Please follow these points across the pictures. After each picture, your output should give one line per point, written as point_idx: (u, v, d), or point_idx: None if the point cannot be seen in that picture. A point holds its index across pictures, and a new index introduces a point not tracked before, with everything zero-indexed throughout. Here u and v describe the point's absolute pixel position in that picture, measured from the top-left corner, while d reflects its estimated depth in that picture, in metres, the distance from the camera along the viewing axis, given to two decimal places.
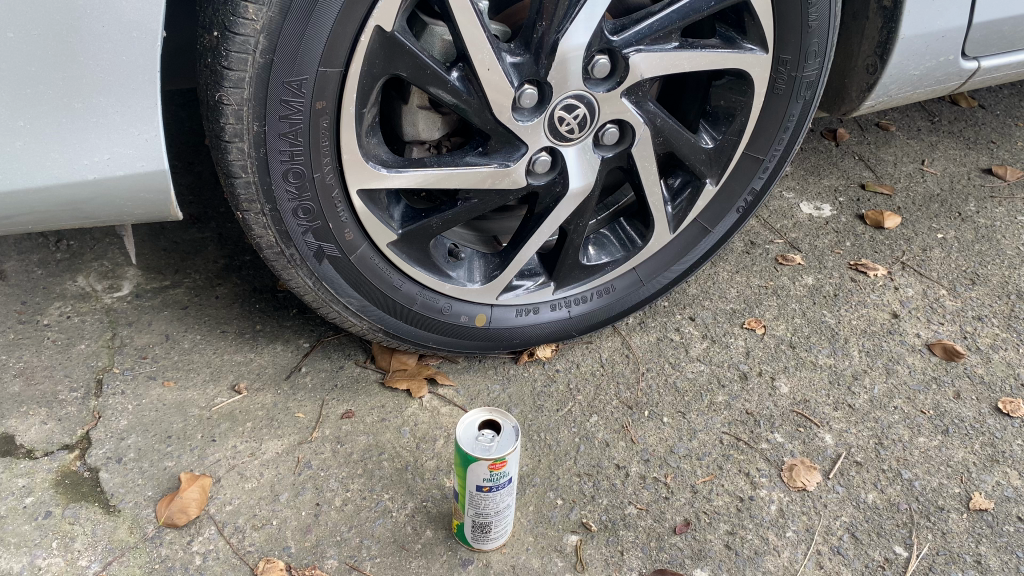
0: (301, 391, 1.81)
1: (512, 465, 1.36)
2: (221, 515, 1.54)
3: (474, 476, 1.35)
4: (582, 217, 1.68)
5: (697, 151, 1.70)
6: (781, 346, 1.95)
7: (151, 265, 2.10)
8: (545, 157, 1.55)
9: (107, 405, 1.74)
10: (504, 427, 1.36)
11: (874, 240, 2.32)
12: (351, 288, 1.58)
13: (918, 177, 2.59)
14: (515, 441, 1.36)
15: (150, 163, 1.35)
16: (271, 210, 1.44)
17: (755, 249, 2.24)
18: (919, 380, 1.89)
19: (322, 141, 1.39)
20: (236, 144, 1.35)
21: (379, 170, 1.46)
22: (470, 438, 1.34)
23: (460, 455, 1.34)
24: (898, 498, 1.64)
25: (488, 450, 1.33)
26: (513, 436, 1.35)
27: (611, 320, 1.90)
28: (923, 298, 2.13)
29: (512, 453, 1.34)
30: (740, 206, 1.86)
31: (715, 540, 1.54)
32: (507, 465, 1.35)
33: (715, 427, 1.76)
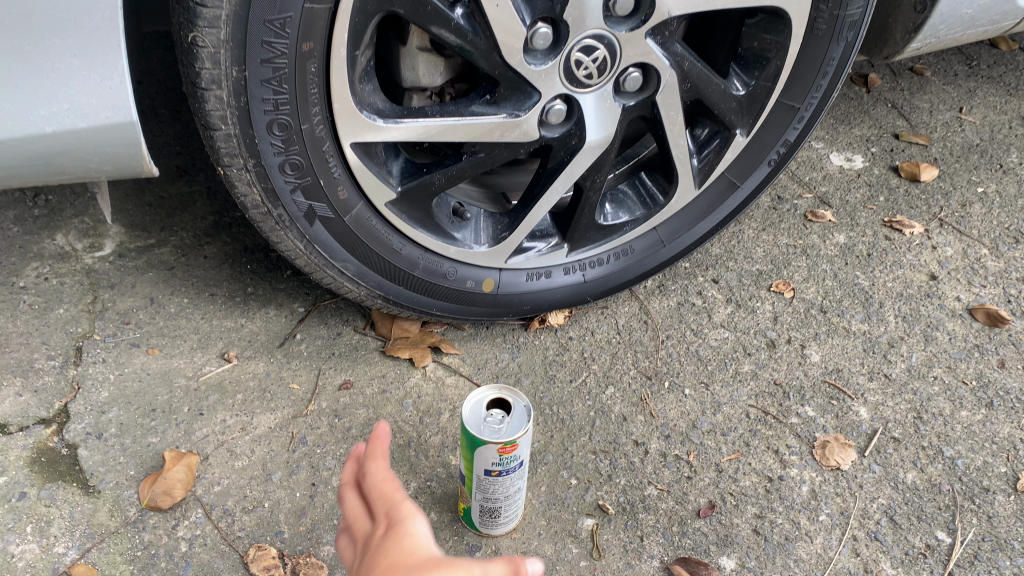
0: (295, 360, 1.68)
1: (522, 448, 1.24)
2: (209, 497, 1.43)
3: (482, 459, 1.22)
4: (599, 173, 1.53)
5: (727, 99, 1.54)
6: (812, 311, 1.82)
7: (135, 222, 1.94)
8: (559, 106, 1.39)
9: (87, 375, 1.62)
10: (514, 406, 1.24)
11: (909, 195, 2.16)
12: (346, 251, 1.45)
13: (956, 126, 2.41)
14: (526, 421, 1.24)
15: (116, 113, 1.19)
16: (255, 165, 1.29)
17: (782, 204, 2.09)
18: (960, 348, 1.76)
19: (310, 89, 1.24)
20: (213, 92, 1.20)
21: (375, 120, 1.31)
22: (478, 417, 1.22)
23: (466, 435, 1.22)
24: (939, 478, 1.51)
25: (496, 432, 1.20)
26: (524, 415, 1.23)
27: (629, 284, 1.76)
28: (963, 258, 1.98)
29: (523, 435, 1.21)
30: (772, 159, 1.70)
31: (742, 524, 1.43)
32: (518, 447, 1.22)
33: (741, 400, 1.63)
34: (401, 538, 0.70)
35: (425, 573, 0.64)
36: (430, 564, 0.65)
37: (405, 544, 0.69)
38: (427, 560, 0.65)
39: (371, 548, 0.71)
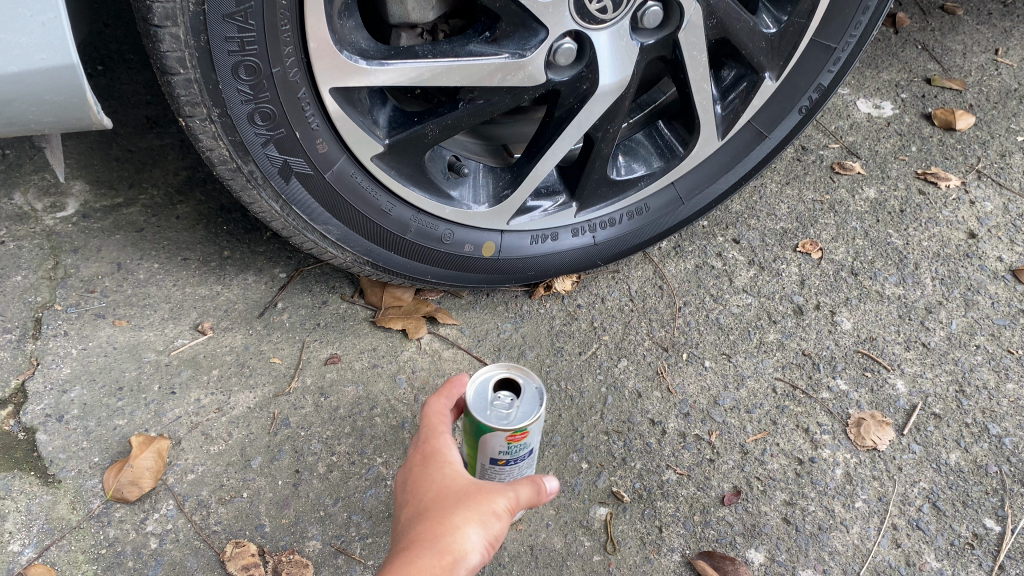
0: (276, 331, 1.53)
1: (533, 434, 1.07)
2: (181, 487, 1.29)
3: (488, 447, 1.05)
4: (612, 122, 1.36)
5: (757, 38, 1.36)
6: (842, 274, 1.67)
7: (100, 179, 1.77)
8: (569, 45, 1.22)
9: (47, 350, 1.46)
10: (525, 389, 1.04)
11: (943, 145, 2.00)
12: (328, 212, 1.29)
13: (992, 69, 2.23)
14: (537, 405, 1.05)
15: (52, 55, 1.01)
16: (220, 115, 1.12)
17: (807, 156, 1.94)
18: (1004, 314, 1.61)
19: (281, 26, 1.06)
20: (168, 29, 1.02)
21: (357, 62, 1.13)
22: (483, 400, 1.03)
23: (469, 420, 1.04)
24: (986, 459, 1.38)
25: (505, 420, 1.02)
26: (538, 398, 1.04)
27: (643, 245, 1.61)
28: (1004, 214, 1.82)
29: (535, 423, 1.03)
30: (802, 106, 1.54)
31: (771, 513, 1.29)
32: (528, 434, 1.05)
33: (766, 373, 1.49)
34: (444, 467, 0.95)
35: (476, 494, 0.90)
36: (472, 491, 0.91)
37: (450, 471, 0.95)
38: (470, 487, 0.91)
39: (416, 471, 0.97)
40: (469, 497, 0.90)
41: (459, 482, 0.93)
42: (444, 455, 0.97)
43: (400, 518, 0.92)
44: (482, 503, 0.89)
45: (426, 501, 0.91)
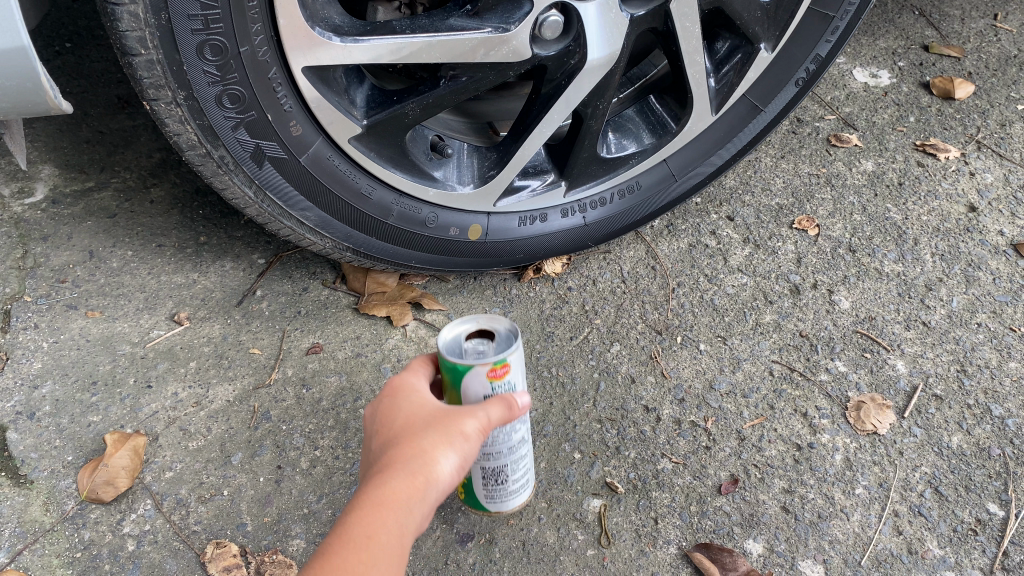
0: (255, 320, 1.48)
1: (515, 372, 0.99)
2: (159, 486, 1.24)
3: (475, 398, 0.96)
4: (602, 98, 1.30)
5: (752, 7, 1.30)
6: (839, 251, 1.63)
7: (70, 162, 1.70)
8: (556, 17, 1.15)
9: (17, 344, 1.41)
10: (496, 327, 0.98)
11: (942, 114, 1.94)
12: (305, 198, 1.23)
13: (990, 35, 2.17)
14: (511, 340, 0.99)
15: (1, 37, 0.94)
16: (186, 99, 1.06)
17: (802, 128, 1.89)
18: (1005, 290, 1.57)
19: (247, 1, 1.00)
20: (125, 7, 0.95)
21: (331, 40, 1.07)
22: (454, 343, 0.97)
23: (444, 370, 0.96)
24: (989, 441, 1.34)
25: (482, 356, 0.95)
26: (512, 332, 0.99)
27: (636, 225, 1.55)
28: (1005, 186, 1.77)
29: (514, 353, 0.97)
30: (799, 78, 1.48)
31: (769, 501, 1.25)
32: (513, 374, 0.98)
33: (763, 355, 1.45)
34: (410, 396, 0.92)
35: (445, 418, 0.87)
36: (440, 416, 0.88)
37: (418, 399, 0.92)
38: (439, 412, 0.88)
39: (383, 402, 0.94)
40: (438, 420, 0.87)
41: (426, 409, 0.90)
42: (410, 386, 0.94)
43: (370, 447, 0.89)
44: (452, 426, 0.86)
45: (394, 426, 0.88)
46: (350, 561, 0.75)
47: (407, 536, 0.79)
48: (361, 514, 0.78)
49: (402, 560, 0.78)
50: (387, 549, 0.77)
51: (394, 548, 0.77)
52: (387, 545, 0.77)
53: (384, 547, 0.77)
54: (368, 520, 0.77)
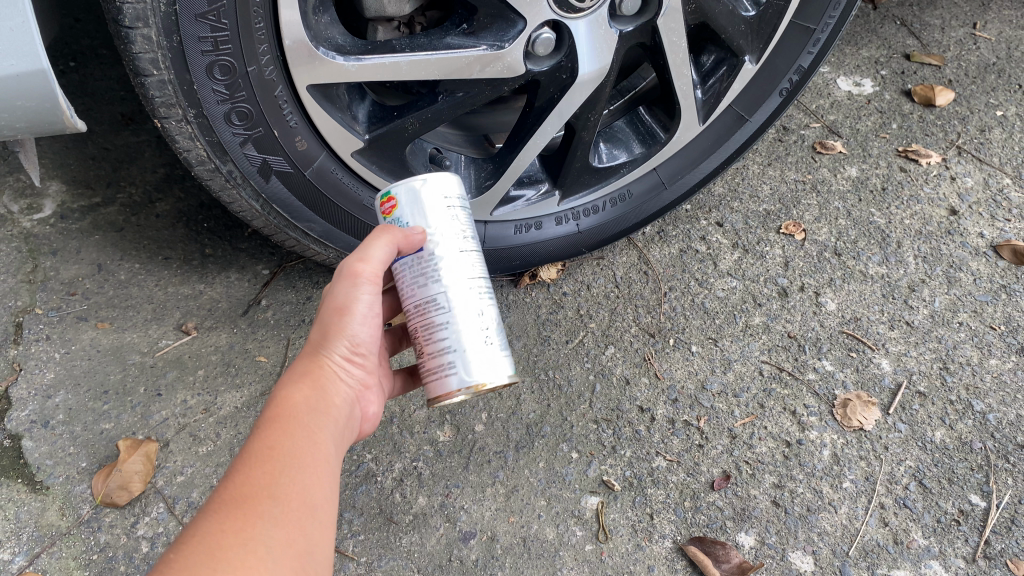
0: (261, 329, 1.53)
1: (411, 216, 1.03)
2: (171, 489, 1.28)
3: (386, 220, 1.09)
4: (593, 110, 1.36)
5: (736, 22, 1.36)
6: (825, 254, 1.68)
7: (77, 178, 1.74)
8: (548, 35, 1.21)
9: (29, 355, 1.45)
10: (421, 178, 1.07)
11: (924, 121, 2.00)
12: (309, 210, 1.29)
13: (970, 44, 2.24)
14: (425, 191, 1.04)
15: (22, 60, 0.99)
16: (197, 116, 1.10)
17: (788, 136, 1.94)
18: (986, 290, 1.62)
19: (255, 23, 1.05)
20: (139, 31, 1.00)
21: (334, 59, 1.12)
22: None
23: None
24: (970, 436, 1.39)
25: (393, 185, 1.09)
26: (427, 186, 1.04)
27: (627, 232, 1.60)
28: (985, 190, 1.83)
29: (399, 190, 1.04)
30: (783, 88, 1.54)
31: (760, 496, 1.30)
32: (408, 212, 1.04)
33: (753, 356, 1.50)
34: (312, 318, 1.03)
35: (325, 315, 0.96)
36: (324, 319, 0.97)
37: None
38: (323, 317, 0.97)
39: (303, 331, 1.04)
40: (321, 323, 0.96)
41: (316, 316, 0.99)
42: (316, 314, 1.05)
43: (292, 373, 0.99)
44: (330, 309, 0.95)
45: None
46: (255, 476, 0.77)
47: (312, 433, 0.84)
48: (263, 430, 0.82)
49: (317, 455, 0.83)
50: (294, 451, 0.81)
51: (303, 444, 0.82)
52: (291, 450, 0.81)
53: (288, 450, 0.81)
54: (268, 434, 0.82)
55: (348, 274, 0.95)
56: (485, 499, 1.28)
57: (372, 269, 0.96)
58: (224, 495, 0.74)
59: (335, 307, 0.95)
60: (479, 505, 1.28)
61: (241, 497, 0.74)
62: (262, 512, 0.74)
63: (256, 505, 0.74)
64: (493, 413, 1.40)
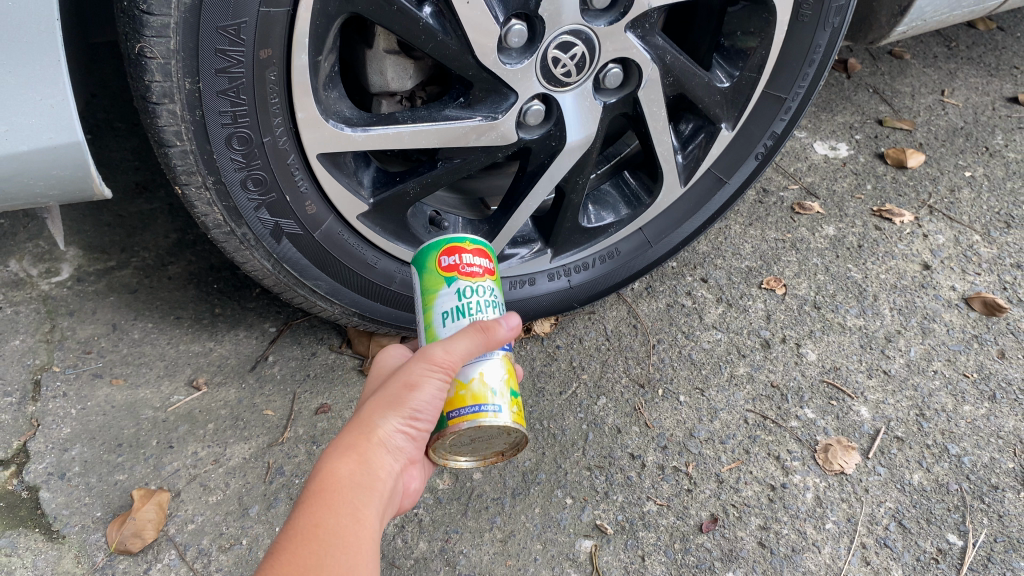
0: (268, 384, 1.60)
1: None
2: (182, 537, 1.34)
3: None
4: (581, 174, 1.46)
5: (712, 92, 1.47)
6: (805, 308, 1.77)
7: (93, 244, 1.83)
8: (538, 106, 1.32)
9: (47, 411, 1.52)
10: None
11: (897, 182, 2.12)
12: (317, 269, 1.38)
13: (938, 109, 2.37)
14: None
15: (60, 134, 1.08)
16: (215, 183, 1.20)
17: (768, 197, 2.05)
18: (958, 340, 1.71)
19: (270, 98, 1.15)
20: (166, 106, 1.11)
21: (342, 130, 1.22)
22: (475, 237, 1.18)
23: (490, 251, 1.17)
24: (947, 477, 1.46)
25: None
26: None
27: (616, 287, 1.69)
28: (955, 246, 1.93)
29: None
30: (759, 152, 1.64)
31: (747, 537, 1.36)
32: None
33: (738, 405, 1.57)
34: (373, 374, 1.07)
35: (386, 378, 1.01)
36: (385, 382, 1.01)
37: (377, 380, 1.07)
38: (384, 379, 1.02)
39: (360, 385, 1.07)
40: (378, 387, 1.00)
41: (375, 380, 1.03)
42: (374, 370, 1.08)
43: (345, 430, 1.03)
44: (398, 383, 0.98)
45: (365, 391, 1.05)
46: (302, 555, 0.82)
47: (357, 512, 0.88)
48: (308, 506, 0.87)
49: (357, 536, 0.87)
50: (336, 530, 0.86)
51: (344, 522, 0.87)
52: (334, 530, 0.85)
53: (331, 529, 0.85)
54: (313, 510, 0.86)
55: (428, 359, 0.98)
56: (483, 544, 1.34)
57: (450, 360, 0.99)
58: (271, 571, 0.80)
59: (405, 383, 0.97)
60: (478, 549, 1.33)
61: None
62: None
63: None
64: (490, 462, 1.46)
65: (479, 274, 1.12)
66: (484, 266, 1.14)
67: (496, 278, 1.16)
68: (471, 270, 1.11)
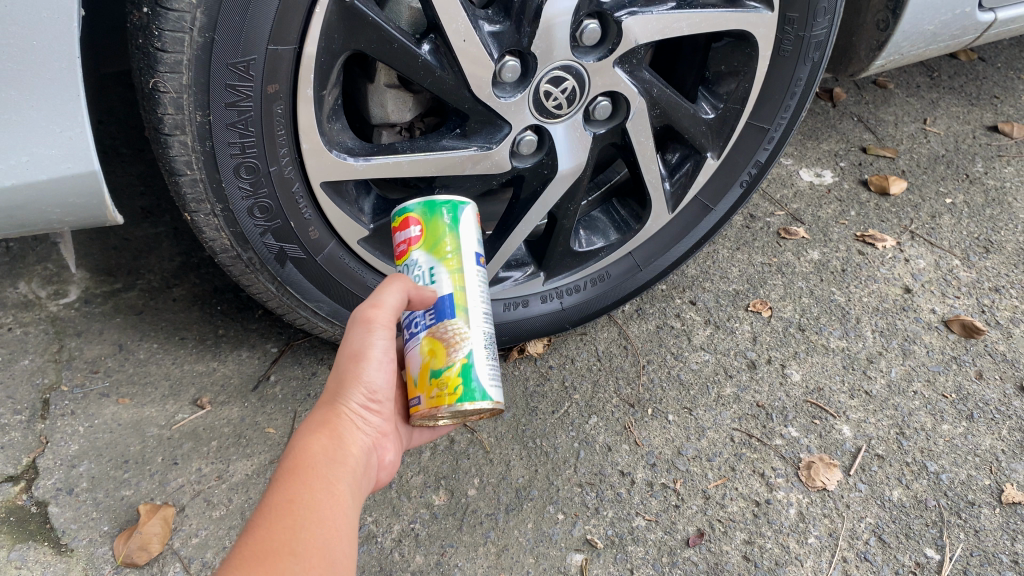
0: (270, 403, 1.65)
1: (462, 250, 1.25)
2: (187, 550, 1.39)
3: (470, 233, 1.20)
4: (572, 201, 1.53)
5: (697, 123, 1.54)
6: (790, 330, 1.83)
7: (100, 267, 1.89)
8: (531, 137, 1.39)
9: (55, 429, 1.56)
10: None
11: (880, 208, 2.19)
12: (319, 291, 1.43)
13: (921, 137, 2.45)
14: None
15: (77, 163, 1.14)
16: (223, 210, 1.26)
17: (755, 223, 2.11)
18: (938, 361, 1.77)
19: (277, 130, 1.21)
20: (177, 138, 1.17)
21: (345, 159, 1.29)
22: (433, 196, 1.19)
23: (434, 211, 1.17)
24: (925, 494, 1.51)
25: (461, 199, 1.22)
26: None
27: (607, 309, 1.75)
28: (936, 270, 2.00)
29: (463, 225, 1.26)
30: (743, 180, 1.71)
31: (732, 551, 1.41)
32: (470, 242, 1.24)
33: (724, 424, 1.62)
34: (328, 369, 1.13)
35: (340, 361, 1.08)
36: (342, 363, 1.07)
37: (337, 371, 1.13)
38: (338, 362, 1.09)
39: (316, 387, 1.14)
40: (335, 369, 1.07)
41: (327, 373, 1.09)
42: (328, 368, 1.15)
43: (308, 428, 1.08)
44: (347, 357, 1.05)
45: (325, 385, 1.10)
46: (278, 529, 0.84)
47: (327, 483, 0.92)
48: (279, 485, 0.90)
49: (330, 503, 0.90)
50: (310, 500, 0.89)
51: (318, 492, 0.90)
52: (308, 501, 0.88)
53: (305, 501, 0.88)
54: (284, 487, 0.89)
55: (364, 322, 1.06)
56: (477, 557, 1.39)
57: (384, 315, 1.07)
58: (248, 548, 0.82)
59: (352, 354, 1.05)
60: (472, 562, 1.38)
61: (265, 551, 0.81)
62: (285, 566, 0.80)
63: (279, 560, 0.81)
64: (484, 478, 1.51)
65: (410, 246, 1.18)
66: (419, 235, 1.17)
67: (442, 241, 1.17)
68: (404, 245, 1.18)
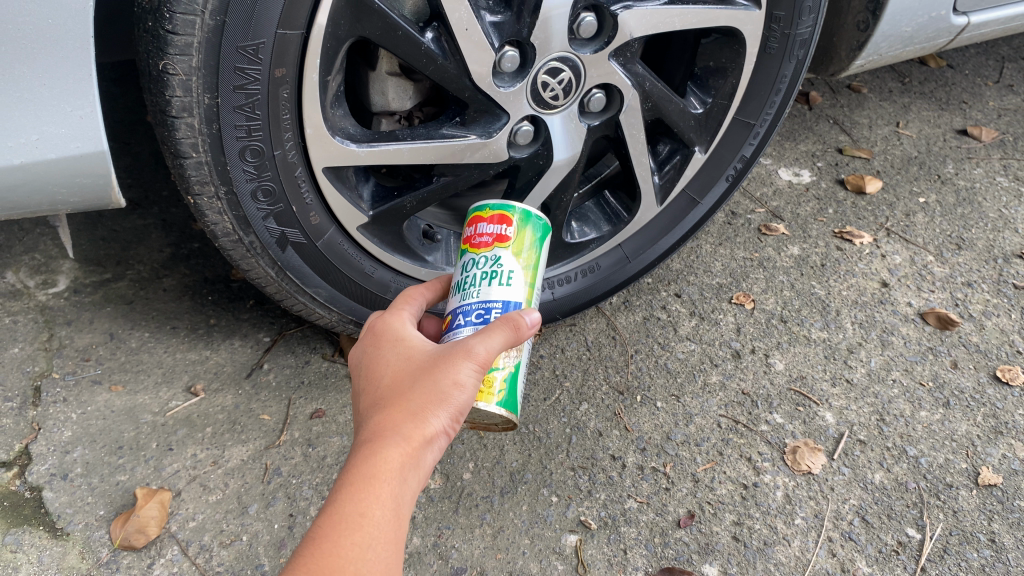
0: (264, 391, 1.66)
1: None
2: (184, 533, 1.40)
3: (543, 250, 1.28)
4: (565, 191, 1.57)
5: (686, 117, 1.59)
6: (772, 321, 1.88)
7: (89, 257, 1.88)
8: (527, 127, 1.42)
9: (48, 415, 1.56)
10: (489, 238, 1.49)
11: (856, 207, 2.25)
12: (318, 277, 1.46)
13: (894, 139, 2.52)
14: None
15: (86, 143, 1.15)
16: (226, 192, 1.27)
17: (736, 220, 2.17)
18: (915, 351, 1.83)
19: (283, 115, 1.23)
20: (184, 120, 1.18)
21: (347, 145, 1.31)
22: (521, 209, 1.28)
23: (526, 220, 1.24)
24: (905, 477, 1.56)
25: None
26: None
27: (596, 299, 1.79)
28: (911, 265, 2.06)
29: None
30: (729, 174, 1.76)
31: (722, 532, 1.44)
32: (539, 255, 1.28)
33: (712, 410, 1.66)
34: (392, 351, 1.01)
35: (431, 365, 0.98)
36: (429, 365, 0.98)
37: (404, 347, 1.02)
38: (427, 362, 0.98)
39: (366, 360, 1.03)
40: (425, 372, 0.97)
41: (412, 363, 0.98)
42: (392, 340, 1.03)
43: (360, 404, 0.99)
44: (447, 380, 0.96)
45: (391, 366, 0.99)
46: (343, 546, 0.84)
47: (401, 507, 0.89)
48: (352, 493, 0.87)
49: (398, 534, 0.88)
50: (378, 524, 0.86)
51: (387, 516, 0.87)
52: (378, 525, 0.86)
53: (376, 524, 0.86)
54: (359, 498, 0.87)
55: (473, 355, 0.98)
56: (474, 538, 1.41)
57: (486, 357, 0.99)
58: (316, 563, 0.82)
59: (452, 382, 0.96)
60: (469, 543, 1.40)
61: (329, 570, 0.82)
62: None
63: None
64: (478, 462, 1.53)
65: (495, 240, 1.22)
66: (506, 232, 1.22)
67: (526, 253, 1.23)
68: (489, 237, 1.22)
